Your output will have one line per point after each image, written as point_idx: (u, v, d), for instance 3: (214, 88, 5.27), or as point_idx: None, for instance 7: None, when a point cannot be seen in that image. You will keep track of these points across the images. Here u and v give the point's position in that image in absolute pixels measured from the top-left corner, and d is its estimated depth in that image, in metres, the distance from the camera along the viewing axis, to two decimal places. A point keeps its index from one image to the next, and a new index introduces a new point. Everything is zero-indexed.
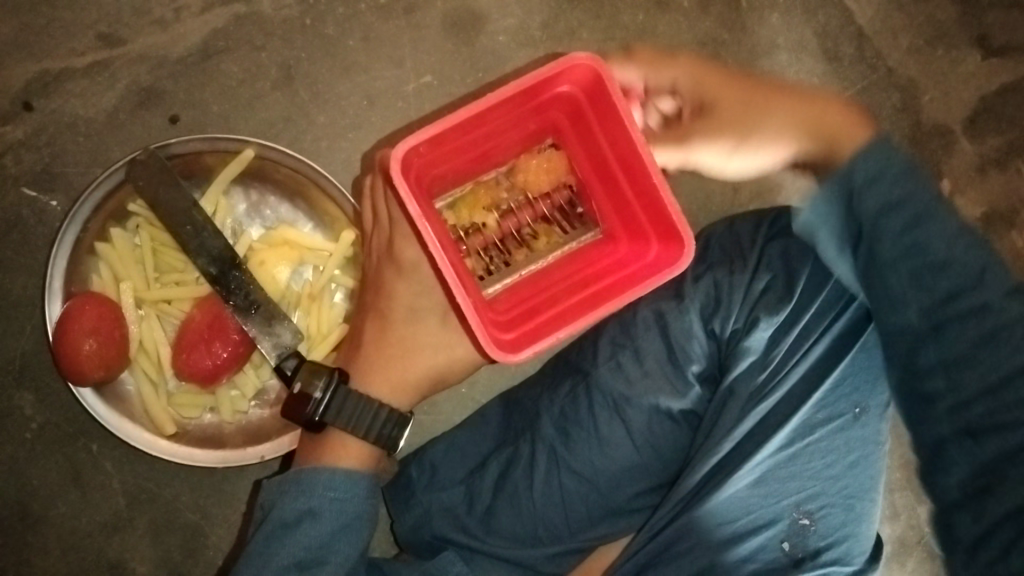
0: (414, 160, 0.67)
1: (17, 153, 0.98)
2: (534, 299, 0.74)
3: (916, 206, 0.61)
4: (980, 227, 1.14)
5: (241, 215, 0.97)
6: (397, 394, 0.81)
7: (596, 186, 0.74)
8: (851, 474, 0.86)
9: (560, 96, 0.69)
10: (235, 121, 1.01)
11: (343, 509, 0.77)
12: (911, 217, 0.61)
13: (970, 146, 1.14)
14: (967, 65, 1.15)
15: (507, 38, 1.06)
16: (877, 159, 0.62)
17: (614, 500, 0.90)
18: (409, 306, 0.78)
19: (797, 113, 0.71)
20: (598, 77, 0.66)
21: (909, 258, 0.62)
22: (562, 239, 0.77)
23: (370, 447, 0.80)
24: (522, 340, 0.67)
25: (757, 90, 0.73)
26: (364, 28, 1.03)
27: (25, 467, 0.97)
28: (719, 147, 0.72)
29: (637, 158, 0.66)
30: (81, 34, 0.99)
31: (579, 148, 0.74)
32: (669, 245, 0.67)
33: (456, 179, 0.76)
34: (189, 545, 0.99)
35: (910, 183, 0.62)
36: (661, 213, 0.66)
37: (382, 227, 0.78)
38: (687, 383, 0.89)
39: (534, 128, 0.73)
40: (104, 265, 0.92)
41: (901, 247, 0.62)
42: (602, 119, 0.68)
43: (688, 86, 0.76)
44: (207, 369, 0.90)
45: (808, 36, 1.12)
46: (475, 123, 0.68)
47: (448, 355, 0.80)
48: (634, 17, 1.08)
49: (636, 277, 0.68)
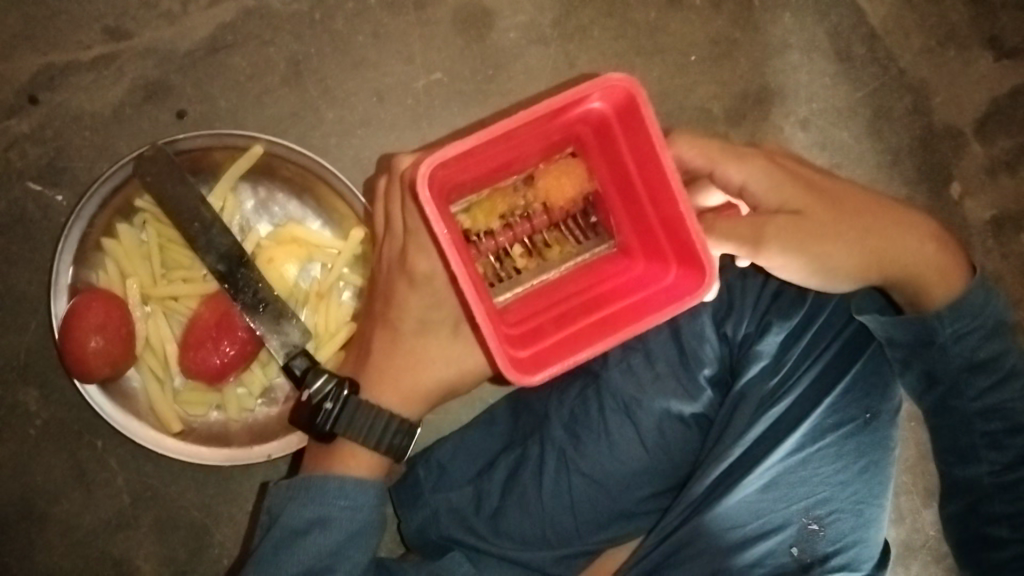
0: (439, 172, 0.66)
1: (23, 146, 0.97)
2: (544, 315, 0.72)
3: (1006, 367, 0.74)
4: (989, 230, 1.14)
5: (250, 212, 0.96)
6: (404, 402, 0.79)
7: (613, 201, 0.72)
8: (861, 480, 0.85)
9: (589, 112, 0.67)
10: (244, 117, 1.00)
11: (353, 517, 0.76)
12: (1002, 376, 0.74)
13: (980, 149, 1.14)
14: (978, 67, 1.14)
15: (517, 35, 1.05)
16: (976, 300, 0.73)
17: (622, 502, 0.89)
18: (419, 318, 0.78)
19: (890, 241, 0.72)
20: (632, 99, 0.64)
21: (988, 411, 0.75)
22: (574, 249, 0.75)
23: (381, 456, 0.79)
24: (535, 358, 0.66)
25: (856, 212, 0.72)
26: (374, 23, 1.02)
27: (29, 464, 0.96)
28: (799, 267, 0.71)
29: (665, 186, 0.64)
30: (87, 26, 0.98)
31: (601, 162, 0.71)
32: (687, 271, 0.66)
33: (475, 186, 0.73)
34: (194, 543, 0.98)
35: (996, 342, 0.74)
36: (682, 237, 0.65)
37: (394, 237, 0.77)
38: (699, 387, 0.89)
39: (558, 140, 0.71)
40: (110, 262, 0.91)
41: (988, 400, 0.74)
42: (631, 138, 0.66)
43: (765, 188, 0.70)
44: (215, 366, 0.90)
45: (820, 37, 1.11)
46: (503, 136, 0.66)
47: (458, 368, 0.80)
48: (646, 15, 1.07)
49: (650, 302, 0.67)
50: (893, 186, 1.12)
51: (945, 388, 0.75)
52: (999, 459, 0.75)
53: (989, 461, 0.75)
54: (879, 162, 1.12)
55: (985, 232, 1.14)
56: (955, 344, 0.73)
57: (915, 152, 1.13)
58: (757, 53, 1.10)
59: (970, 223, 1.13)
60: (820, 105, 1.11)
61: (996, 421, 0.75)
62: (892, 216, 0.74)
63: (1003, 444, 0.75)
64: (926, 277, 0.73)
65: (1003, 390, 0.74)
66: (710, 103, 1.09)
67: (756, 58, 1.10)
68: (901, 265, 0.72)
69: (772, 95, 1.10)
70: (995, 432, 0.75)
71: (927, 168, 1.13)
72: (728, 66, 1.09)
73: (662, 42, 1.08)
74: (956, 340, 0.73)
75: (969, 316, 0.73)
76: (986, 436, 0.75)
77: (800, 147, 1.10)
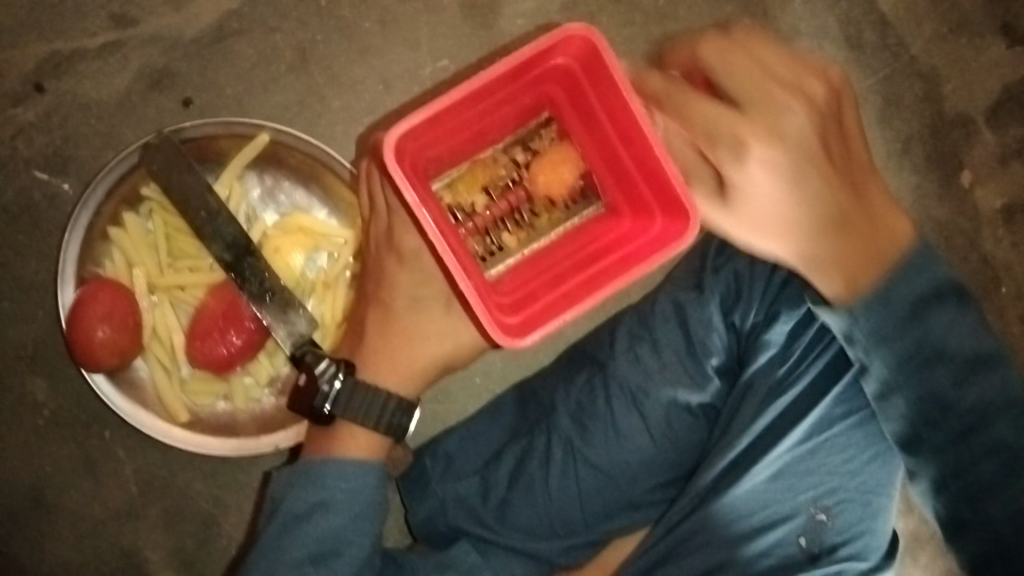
0: (408, 145, 0.64)
1: (28, 135, 0.96)
2: (538, 280, 0.70)
3: (930, 351, 0.67)
4: (1000, 219, 1.13)
5: (256, 200, 0.95)
6: (405, 383, 0.79)
7: (596, 162, 0.71)
8: (871, 469, 0.84)
9: (554, 70, 0.66)
10: (249, 105, 1.00)
11: (355, 499, 0.76)
12: (925, 360, 0.67)
13: (992, 136, 1.13)
14: (991, 53, 1.13)
15: (525, 22, 1.04)
16: (904, 289, 0.66)
17: (630, 493, 0.89)
18: (411, 296, 0.77)
19: (834, 230, 0.65)
20: (592, 50, 0.63)
21: (921, 399, 0.69)
22: (563, 214, 0.74)
23: (380, 437, 0.78)
24: (530, 321, 0.65)
25: (824, 182, 0.63)
26: (380, 10, 1.02)
27: (37, 453, 0.96)
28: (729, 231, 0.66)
29: (636, 131, 0.63)
30: (92, 14, 0.97)
31: (576, 123, 0.70)
32: (673, 219, 0.64)
33: (454, 160, 0.72)
34: (202, 532, 0.99)
35: (920, 324, 0.66)
36: (663, 183, 0.64)
37: (381, 216, 0.76)
38: (707, 377, 0.89)
39: (529, 105, 0.70)
40: (116, 252, 0.91)
41: (913, 387, 0.68)
42: (597, 90, 0.65)
43: (761, 167, 0.61)
44: (222, 356, 0.90)
45: (831, 23, 1.10)
46: (468, 102, 0.65)
47: (453, 343, 0.79)
48: (654, 2, 1.07)
49: (639, 253, 0.66)
50: (904, 174, 1.11)
51: (892, 385, 0.69)
52: (940, 439, 0.70)
53: (929, 440, 0.70)
54: (889, 150, 1.11)
55: (996, 221, 1.13)
56: (880, 329, 0.66)
57: (926, 141, 1.12)
58: None
59: (981, 212, 1.13)
60: None
61: (929, 404, 0.69)
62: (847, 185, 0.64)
63: (944, 423, 0.69)
64: (852, 273, 0.66)
65: (964, 373, 0.68)
66: None
67: None
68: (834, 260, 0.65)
69: None
70: (942, 414, 0.69)
71: (938, 157, 1.12)
72: None
73: (671, 29, 1.07)
74: (883, 330, 0.66)
75: (895, 302, 0.66)
76: (925, 419, 0.70)
77: None
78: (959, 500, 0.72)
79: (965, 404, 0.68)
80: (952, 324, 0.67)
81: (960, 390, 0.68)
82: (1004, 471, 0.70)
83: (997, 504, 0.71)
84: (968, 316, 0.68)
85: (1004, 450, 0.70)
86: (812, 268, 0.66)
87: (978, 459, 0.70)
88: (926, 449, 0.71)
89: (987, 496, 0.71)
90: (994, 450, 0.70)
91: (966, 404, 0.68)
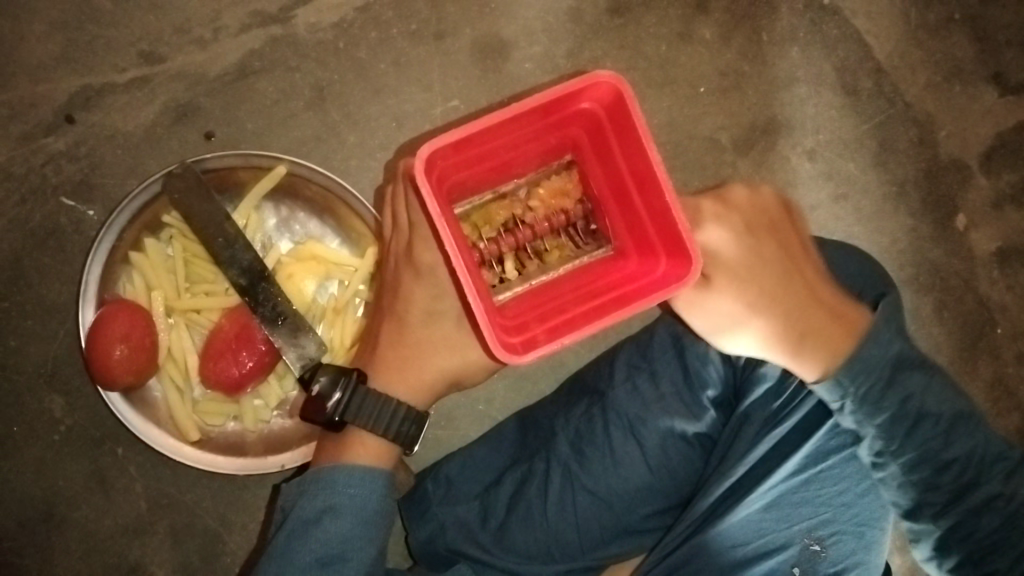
0: (437, 161, 0.67)
1: (57, 163, 1.01)
2: (542, 308, 0.71)
3: (911, 413, 0.73)
4: (995, 261, 1.17)
5: (272, 229, 0.99)
6: (414, 394, 0.82)
7: (610, 204, 0.73)
8: (864, 502, 0.85)
9: (580, 112, 0.69)
10: (268, 139, 1.04)
11: (361, 505, 0.78)
12: (909, 424, 0.73)
13: (986, 181, 1.17)
14: (984, 102, 1.17)
15: (532, 65, 1.09)
16: (873, 353, 0.71)
17: (627, 520, 0.91)
18: (426, 309, 0.80)
19: (804, 319, 0.72)
20: (619, 96, 0.66)
21: (915, 460, 0.74)
22: (573, 253, 0.75)
23: (388, 444, 0.81)
24: (531, 342, 0.66)
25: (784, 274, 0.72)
26: (395, 52, 1.07)
27: (51, 469, 0.99)
28: (708, 325, 0.73)
29: (652, 177, 0.65)
30: (121, 51, 1.03)
31: (596, 166, 0.73)
32: (676, 261, 0.65)
33: (476, 188, 0.74)
34: (208, 550, 1.01)
35: (898, 388, 0.72)
36: (669, 228, 0.65)
37: (402, 233, 0.81)
38: (703, 408, 0.91)
39: (554, 144, 0.73)
40: (137, 274, 0.94)
41: (907, 451, 0.74)
42: (620, 136, 0.67)
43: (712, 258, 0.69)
44: (233, 378, 0.93)
45: (827, 70, 1.15)
46: (496, 131, 0.67)
47: (460, 358, 0.82)
48: (657, 48, 1.11)
49: (639, 292, 0.66)
50: (899, 218, 1.15)
51: (901, 464, 0.75)
52: (938, 499, 0.75)
53: (929, 503, 0.76)
54: (885, 193, 1.15)
55: (991, 263, 1.17)
56: (865, 401, 0.72)
57: (921, 184, 1.16)
58: (765, 85, 1.13)
59: (976, 254, 1.16)
60: (826, 137, 1.14)
61: (922, 466, 0.74)
62: (811, 280, 0.74)
63: (938, 484, 0.75)
64: (829, 354, 0.72)
65: (945, 431, 0.74)
66: (719, 133, 1.12)
67: (764, 90, 1.13)
68: (806, 336, 0.72)
69: (780, 127, 1.13)
70: (936, 476, 0.75)
71: (933, 200, 1.16)
72: (737, 98, 1.13)
73: (673, 74, 1.11)
74: (866, 402, 0.72)
75: (870, 368, 0.71)
76: (922, 482, 0.75)
77: (806, 178, 1.13)
78: (961, 552, 0.76)
79: (955, 459, 0.74)
80: (926, 388, 0.73)
81: (946, 448, 0.74)
82: (1003, 524, 0.75)
83: (1002, 557, 0.75)
84: (938, 379, 0.74)
85: (998, 501, 0.75)
86: (796, 349, 0.72)
87: (978, 515, 0.75)
88: (927, 512, 0.76)
89: (991, 550, 0.75)
90: (987, 504, 0.75)
91: (954, 460, 0.74)
